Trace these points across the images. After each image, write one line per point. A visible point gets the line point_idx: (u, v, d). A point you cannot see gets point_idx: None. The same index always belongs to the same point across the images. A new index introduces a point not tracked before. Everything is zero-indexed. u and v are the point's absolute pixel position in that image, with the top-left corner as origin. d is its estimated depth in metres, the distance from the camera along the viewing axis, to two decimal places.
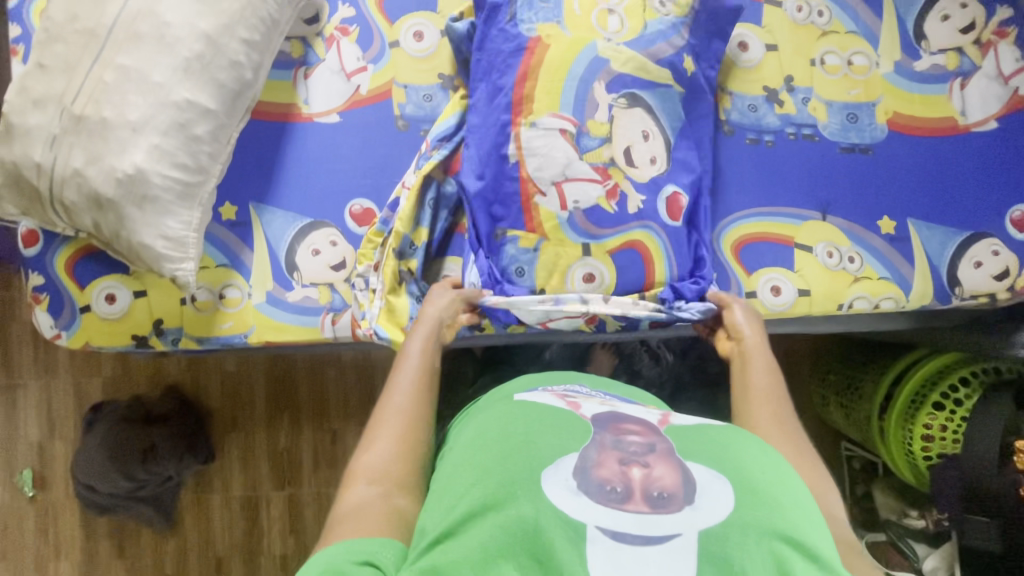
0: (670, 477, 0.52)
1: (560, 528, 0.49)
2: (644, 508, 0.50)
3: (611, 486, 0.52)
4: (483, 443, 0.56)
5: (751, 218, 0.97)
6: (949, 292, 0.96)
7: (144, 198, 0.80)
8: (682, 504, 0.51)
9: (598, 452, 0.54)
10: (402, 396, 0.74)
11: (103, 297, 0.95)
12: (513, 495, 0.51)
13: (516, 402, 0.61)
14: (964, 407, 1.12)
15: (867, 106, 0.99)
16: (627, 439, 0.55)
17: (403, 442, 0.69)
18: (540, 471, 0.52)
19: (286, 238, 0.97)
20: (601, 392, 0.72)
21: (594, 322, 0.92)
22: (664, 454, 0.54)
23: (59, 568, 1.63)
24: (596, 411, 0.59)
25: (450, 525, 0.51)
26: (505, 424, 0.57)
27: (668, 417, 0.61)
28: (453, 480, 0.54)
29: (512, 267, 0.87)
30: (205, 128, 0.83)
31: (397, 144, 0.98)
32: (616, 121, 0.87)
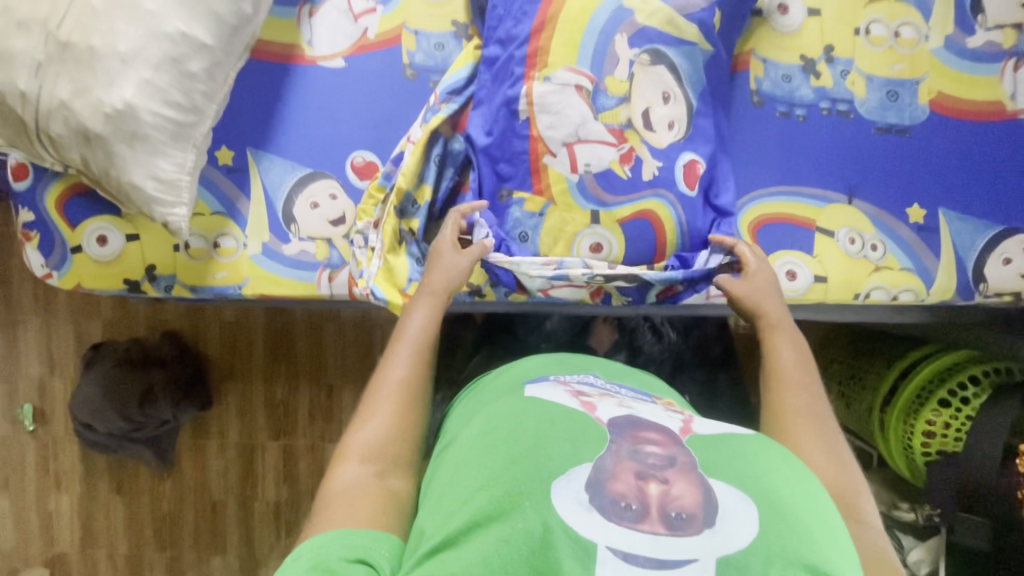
0: (689, 496, 0.49)
1: (568, 545, 0.47)
2: (660, 529, 0.47)
3: (626, 503, 0.48)
4: (492, 445, 0.54)
5: (773, 197, 0.91)
6: (972, 288, 0.91)
7: (134, 136, 0.76)
8: (700, 528, 0.47)
9: (614, 462, 0.51)
10: (399, 372, 0.71)
11: (95, 238, 0.92)
12: (519, 506, 0.49)
13: (529, 400, 0.59)
14: (971, 407, 1.08)
15: (910, 83, 0.92)
16: (646, 450, 0.52)
17: (399, 417, 0.68)
18: (549, 481, 0.50)
19: (284, 188, 0.93)
20: (614, 384, 0.71)
21: (599, 296, 0.90)
22: (684, 469, 0.50)
23: (59, 501, 1.67)
24: (613, 415, 0.56)
25: (451, 533, 0.49)
26: (516, 426, 0.55)
27: (690, 425, 0.57)
28: (458, 483, 0.53)
29: (516, 231, 0.83)
30: (200, 65, 0.78)
31: (404, 94, 0.93)
32: (636, 80, 0.81)
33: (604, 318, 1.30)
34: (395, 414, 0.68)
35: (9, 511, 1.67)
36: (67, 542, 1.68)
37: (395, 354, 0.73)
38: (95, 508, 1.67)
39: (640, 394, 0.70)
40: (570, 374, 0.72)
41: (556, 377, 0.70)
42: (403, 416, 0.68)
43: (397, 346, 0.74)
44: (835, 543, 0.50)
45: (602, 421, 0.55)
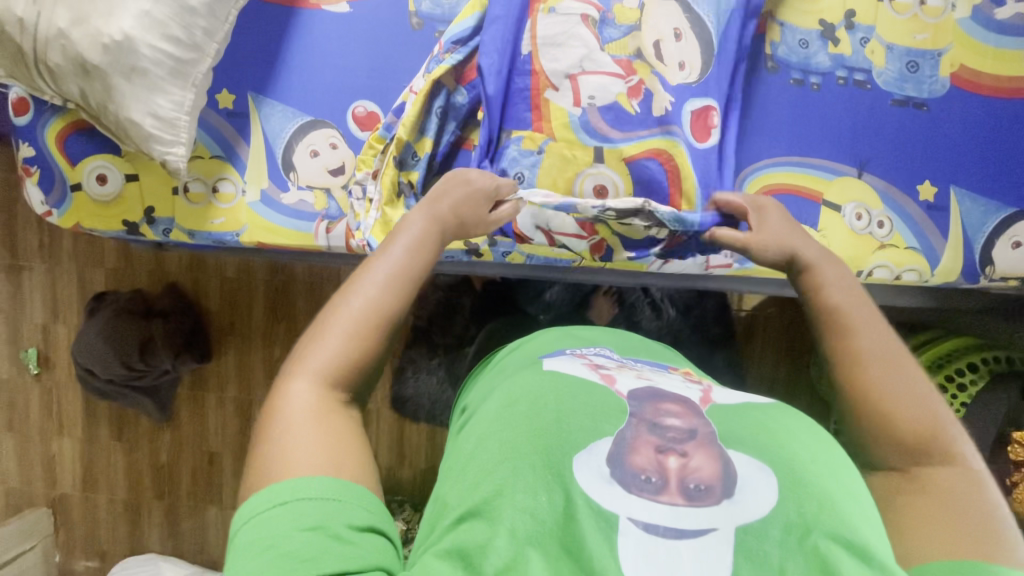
0: (708, 469, 0.48)
1: (591, 518, 0.46)
2: (678, 500, 0.47)
3: (646, 476, 0.48)
4: (512, 416, 0.52)
5: (782, 167, 0.89)
6: (978, 271, 0.90)
7: (133, 70, 0.75)
8: (719, 498, 0.47)
9: (634, 435, 0.50)
10: (351, 308, 0.59)
11: (94, 178, 0.92)
12: (544, 477, 0.47)
13: (548, 370, 0.57)
14: (966, 394, 1.05)
15: (931, 55, 0.88)
16: (665, 423, 0.51)
17: (356, 341, 0.57)
18: (572, 455, 0.49)
19: (284, 135, 0.92)
20: (630, 358, 0.71)
21: (601, 250, 0.88)
22: (703, 442, 0.50)
23: (62, 445, 1.71)
24: (632, 386, 0.55)
25: (474, 503, 0.47)
26: (537, 397, 0.53)
27: (710, 396, 0.57)
28: (478, 454, 0.50)
29: (512, 171, 0.82)
30: (201, 0, 0.76)
31: (409, 43, 0.91)
32: (647, 11, 0.81)
33: (604, 291, 1.31)
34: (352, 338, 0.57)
35: (14, 451, 1.72)
36: (69, 484, 1.72)
37: (360, 280, 0.61)
38: (97, 454, 1.71)
39: (657, 366, 0.70)
40: (585, 347, 0.72)
41: (572, 351, 0.70)
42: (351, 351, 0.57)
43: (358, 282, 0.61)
44: (860, 508, 0.48)
45: (623, 394, 0.54)
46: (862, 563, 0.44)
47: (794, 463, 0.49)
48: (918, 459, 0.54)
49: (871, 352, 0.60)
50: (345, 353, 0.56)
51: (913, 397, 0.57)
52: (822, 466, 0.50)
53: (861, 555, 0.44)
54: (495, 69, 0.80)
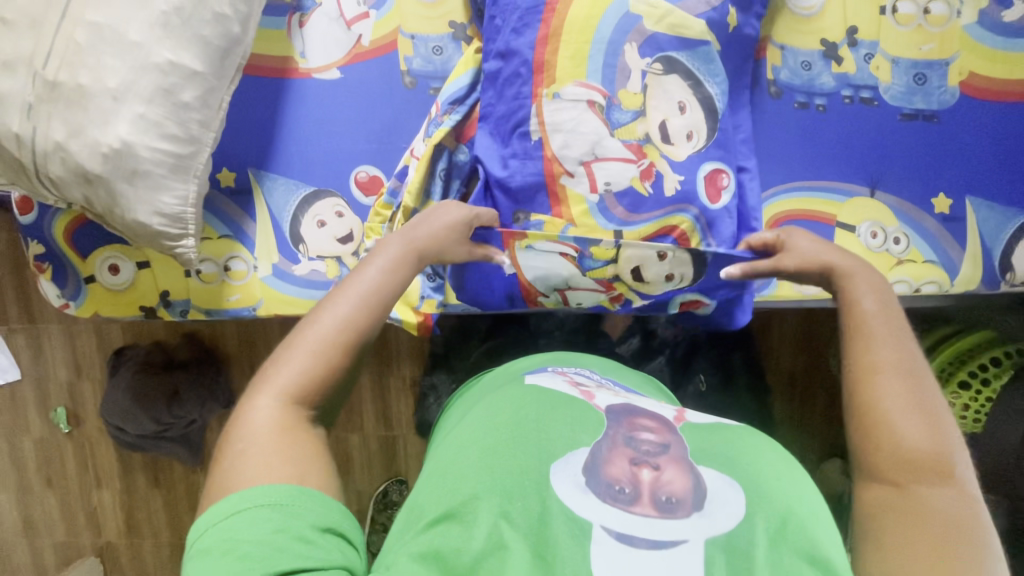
0: (679, 482, 0.51)
1: (565, 524, 0.49)
2: (651, 512, 0.49)
3: (620, 486, 0.51)
4: (493, 426, 0.57)
5: (795, 192, 0.88)
6: (999, 278, 0.88)
7: (135, 173, 0.74)
8: (690, 510, 0.50)
9: (609, 448, 0.54)
10: (333, 320, 0.59)
11: (106, 268, 0.93)
12: (521, 479, 0.51)
13: (529, 387, 0.62)
14: (991, 388, 1.08)
15: (938, 65, 0.86)
16: (640, 437, 0.55)
17: (325, 362, 0.57)
18: (548, 463, 0.52)
19: (289, 209, 0.91)
20: (611, 380, 0.73)
21: (619, 300, 0.83)
22: (675, 457, 0.53)
23: (102, 496, 1.75)
24: (609, 403, 0.60)
25: (452, 506, 0.50)
26: (517, 411, 0.58)
27: (683, 414, 0.62)
28: (458, 463, 0.54)
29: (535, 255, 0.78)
30: (193, 94, 0.75)
31: (405, 104, 0.89)
32: (651, 90, 0.75)
33: None
34: (321, 356, 0.57)
35: (56, 507, 1.76)
36: (113, 532, 1.77)
37: (331, 298, 0.62)
38: (136, 501, 1.75)
39: (636, 391, 0.72)
40: (567, 366, 0.74)
41: (554, 369, 0.72)
42: (332, 358, 0.58)
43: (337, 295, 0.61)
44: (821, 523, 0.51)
45: (599, 407, 0.59)
46: None
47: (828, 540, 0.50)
48: (922, 475, 0.52)
49: (888, 366, 0.58)
50: (313, 365, 0.57)
51: (916, 411, 0.55)
52: (785, 483, 0.53)
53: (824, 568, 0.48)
54: (494, 132, 0.79)
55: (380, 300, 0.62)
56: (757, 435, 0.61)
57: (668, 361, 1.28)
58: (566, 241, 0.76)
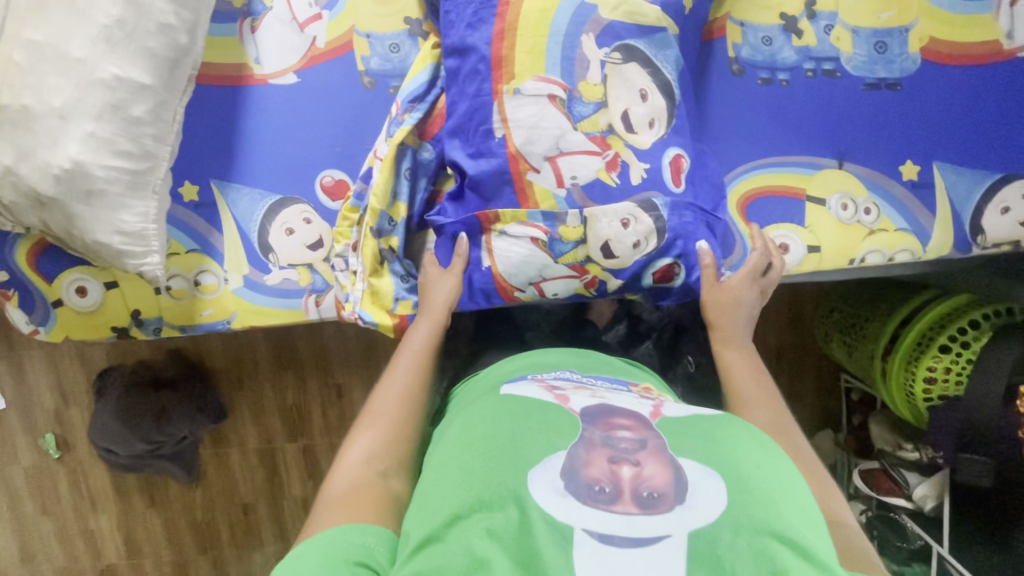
0: (660, 476, 0.51)
1: (548, 529, 0.49)
2: (633, 509, 0.50)
3: (600, 486, 0.51)
4: (468, 441, 0.57)
5: (764, 169, 0.88)
6: (970, 242, 0.88)
7: (90, 192, 0.72)
8: (672, 504, 0.50)
9: (587, 450, 0.54)
10: (392, 396, 0.73)
11: (74, 290, 0.91)
12: (502, 490, 0.51)
13: (504, 399, 0.63)
14: (970, 350, 1.09)
15: (898, 32, 0.86)
16: (617, 435, 0.55)
17: (390, 432, 0.69)
18: (525, 471, 0.52)
19: (256, 218, 0.90)
20: (590, 377, 0.74)
21: (595, 285, 0.79)
22: (653, 451, 0.53)
23: (98, 519, 1.74)
24: (585, 404, 0.60)
25: (435, 528, 0.51)
26: (494, 421, 0.58)
27: (660, 409, 0.61)
28: (440, 484, 0.54)
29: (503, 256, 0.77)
30: (144, 108, 0.73)
31: (366, 105, 0.88)
32: (610, 81, 0.74)
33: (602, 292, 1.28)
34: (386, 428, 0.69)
35: (53, 533, 1.74)
36: (114, 554, 1.76)
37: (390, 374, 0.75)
38: (134, 522, 1.74)
39: (617, 383, 0.73)
40: (546, 371, 0.75)
41: (533, 376, 0.73)
42: (391, 425, 0.70)
43: (388, 377, 0.75)
44: (801, 509, 0.52)
45: (576, 411, 0.59)
46: (806, 562, 0.48)
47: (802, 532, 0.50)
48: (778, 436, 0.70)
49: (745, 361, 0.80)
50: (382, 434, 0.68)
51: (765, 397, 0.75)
52: (764, 472, 0.54)
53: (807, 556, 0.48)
54: (456, 130, 0.77)
55: (424, 366, 0.77)
56: (737, 423, 0.60)
57: (655, 345, 1.26)
58: (534, 223, 0.75)
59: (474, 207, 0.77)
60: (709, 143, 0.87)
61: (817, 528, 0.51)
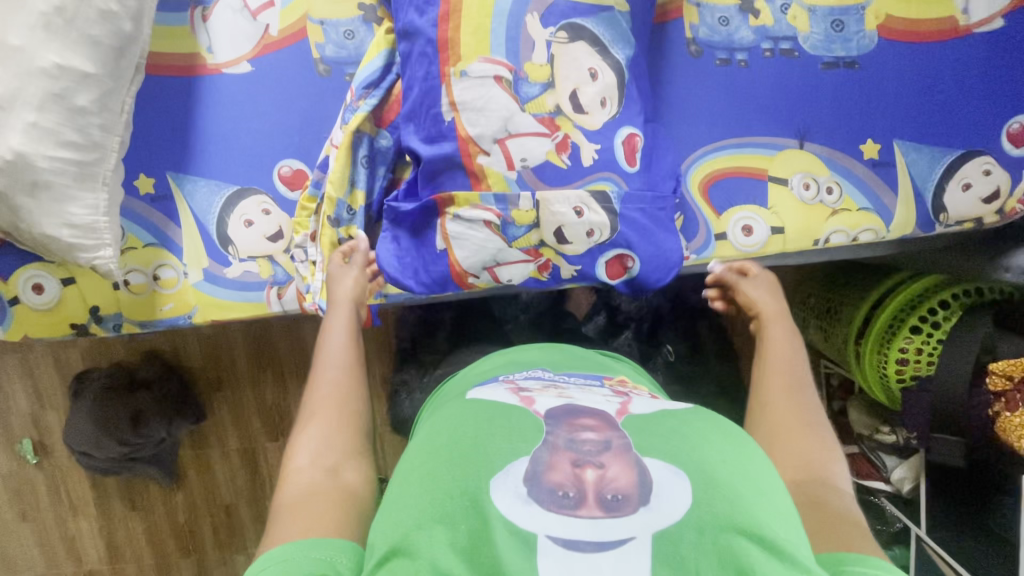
0: (624, 478, 0.51)
1: (510, 539, 0.48)
2: (597, 513, 0.49)
3: (563, 491, 0.50)
4: (433, 448, 0.55)
5: (723, 151, 0.87)
6: (932, 220, 0.88)
7: (35, 184, 0.71)
8: (636, 506, 0.49)
9: (550, 453, 0.52)
10: (324, 389, 0.70)
11: (30, 287, 0.89)
12: (463, 502, 0.50)
13: (470, 401, 0.61)
14: (942, 330, 1.08)
15: (854, 10, 0.87)
16: (582, 437, 0.54)
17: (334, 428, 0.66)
18: (488, 478, 0.51)
19: (213, 210, 0.88)
20: (563, 374, 0.72)
21: (548, 268, 0.79)
22: (619, 452, 0.52)
23: (78, 525, 1.71)
24: (550, 406, 0.58)
25: (397, 541, 0.49)
26: (458, 426, 0.56)
27: (627, 407, 0.59)
28: (403, 492, 0.53)
29: (458, 240, 0.75)
30: (89, 98, 0.73)
31: (322, 93, 0.87)
32: (557, 61, 0.73)
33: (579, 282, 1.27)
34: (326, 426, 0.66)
35: (33, 540, 1.72)
36: (95, 560, 1.74)
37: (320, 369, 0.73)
38: (114, 526, 1.72)
39: (591, 379, 0.72)
40: (517, 371, 0.73)
41: (504, 377, 0.71)
42: (333, 419, 0.67)
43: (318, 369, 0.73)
44: (765, 498, 0.51)
45: (542, 415, 0.57)
46: (771, 555, 0.47)
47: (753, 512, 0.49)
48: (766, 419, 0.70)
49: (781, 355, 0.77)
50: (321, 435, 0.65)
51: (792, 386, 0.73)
52: (730, 466, 0.53)
53: (771, 550, 0.48)
54: (410, 116, 0.76)
55: (353, 355, 0.75)
56: (703, 415, 0.59)
57: (634, 335, 1.25)
58: (487, 205, 0.74)
59: (431, 190, 0.76)
60: (670, 126, 0.87)
61: (787, 520, 0.51)
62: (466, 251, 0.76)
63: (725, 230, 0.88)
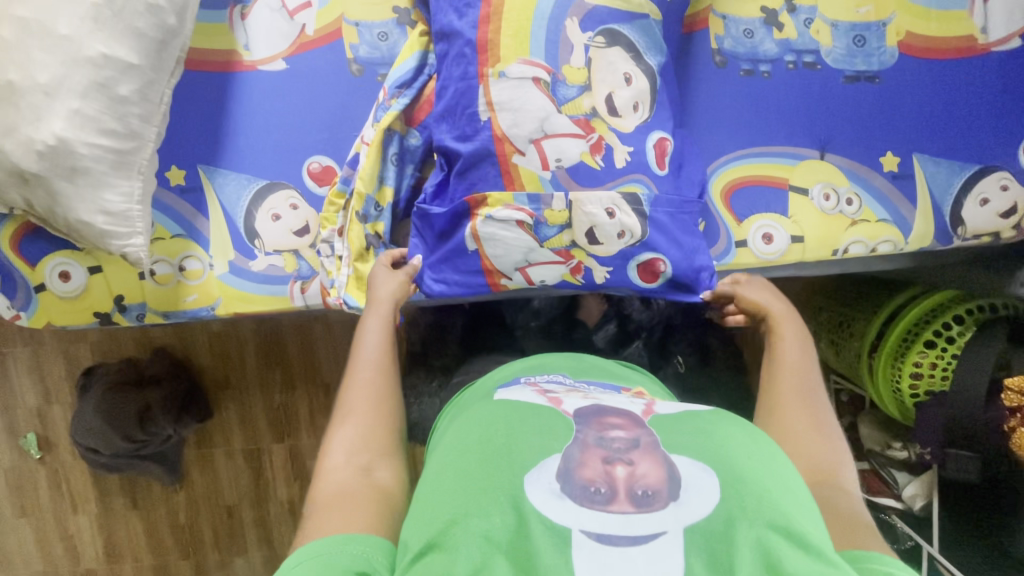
0: (654, 475, 0.50)
1: (544, 533, 0.48)
2: (628, 508, 0.49)
3: (595, 487, 0.50)
4: (464, 448, 0.56)
5: (746, 160, 0.89)
6: (951, 232, 0.89)
7: (74, 170, 0.72)
8: (666, 501, 0.49)
9: (581, 451, 0.53)
10: (357, 389, 0.71)
11: (57, 275, 0.90)
12: (500, 495, 0.50)
13: (499, 403, 0.61)
14: (957, 344, 1.09)
15: (876, 26, 0.89)
16: (610, 435, 0.54)
17: (366, 425, 0.68)
18: (522, 475, 0.51)
19: (242, 203, 0.90)
20: (582, 381, 0.73)
21: (581, 271, 0.79)
22: (647, 449, 0.52)
23: (78, 522, 1.70)
24: (579, 407, 0.58)
25: (432, 536, 0.50)
26: (489, 425, 0.57)
27: (653, 407, 0.60)
28: (435, 489, 0.53)
29: (492, 240, 0.77)
30: (131, 87, 0.74)
31: (354, 92, 0.89)
32: (594, 65, 0.75)
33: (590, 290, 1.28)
34: (360, 425, 0.67)
35: (32, 537, 1.70)
36: (92, 559, 1.72)
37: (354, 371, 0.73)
38: (114, 525, 1.70)
39: (608, 387, 0.71)
40: (538, 375, 0.74)
41: (526, 380, 0.72)
42: (363, 416, 0.68)
43: (352, 370, 0.73)
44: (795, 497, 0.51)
45: (569, 413, 0.57)
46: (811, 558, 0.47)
47: (790, 512, 0.49)
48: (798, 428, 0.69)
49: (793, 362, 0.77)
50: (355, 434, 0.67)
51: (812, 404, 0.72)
52: (773, 472, 0.52)
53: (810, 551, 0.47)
54: (445, 114, 0.78)
55: (388, 355, 0.75)
56: (729, 419, 0.59)
57: (645, 344, 1.24)
58: (520, 205, 0.75)
59: (462, 187, 0.77)
60: (693, 134, 0.89)
61: (818, 522, 0.51)
62: (495, 249, 0.77)
63: (746, 237, 0.89)
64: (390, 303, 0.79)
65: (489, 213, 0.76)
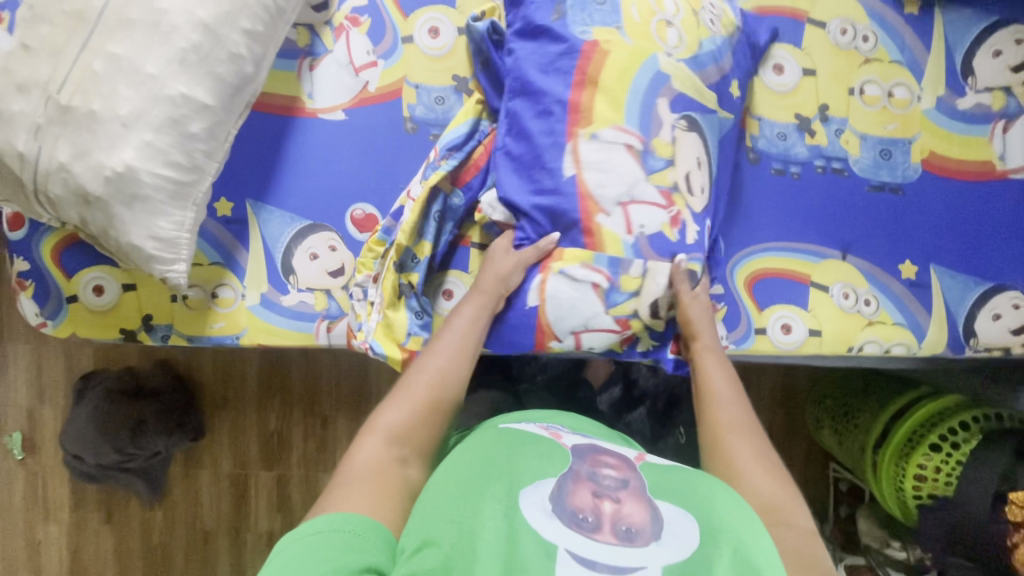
0: (638, 514, 0.50)
1: (533, 544, 0.48)
2: (612, 540, 0.48)
3: (584, 515, 0.50)
4: (467, 459, 0.57)
5: (771, 252, 0.93)
6: (963, 342, 0.92)
7: (134, 197, 0.75)
8: (649, 540, 0.49)
9: (573, 482, 0.53)
10: (426, 374, 0.72)
11: (90, 288, 0.91)
12: (496, 502, 0.51)
13: (506, 431, 0.62)
14: (961, 452, 1.07)
15: (902, 143, 0.94)
16: (603, 472, 0.54)
17: (416, 412, 0.68)
18: (519, 488, 0.52)
19: (283, 240, 0.92)
20: (582, 433, 0.70)
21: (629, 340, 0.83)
22: (635, 492, 0.52)
23: (47, 531, 1.63)
24: (577, 442, 0.60)
25: (431, 534, 0.50)
26: (492, 444, 0.59)
27: (644, 455, 0.60)
28: (433, 497, 0.54)
29: (565, 298, 0.79)
30: (201, 125, 0.78)
31: (405, 148, 0.93)
32: (678, 143, 0.80)
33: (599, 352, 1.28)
34: (412, 405, 0.68)
35: None
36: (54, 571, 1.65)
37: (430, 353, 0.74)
38: (85, 538, 1.64)
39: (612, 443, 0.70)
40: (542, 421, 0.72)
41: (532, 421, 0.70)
42: (420, 404, 0.69)
43: (428, 353, 0.75)
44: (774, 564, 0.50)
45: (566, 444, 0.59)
46: None
47: None
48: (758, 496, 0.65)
49: (722, 397, 0.75)
50: (408, 412, 0.68)
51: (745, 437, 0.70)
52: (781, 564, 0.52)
53: None
54: (521, 166, 0.81)
55: (466, 348, 0.76)
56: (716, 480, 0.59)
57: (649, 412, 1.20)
58: (597, 267, 0.78)
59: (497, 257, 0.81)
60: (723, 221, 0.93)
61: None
62: (559, 306, 0.80)
63: (765, 325, 0.92)
64: (494, 297, 0.80)
65: (564, 270, 0.78)
